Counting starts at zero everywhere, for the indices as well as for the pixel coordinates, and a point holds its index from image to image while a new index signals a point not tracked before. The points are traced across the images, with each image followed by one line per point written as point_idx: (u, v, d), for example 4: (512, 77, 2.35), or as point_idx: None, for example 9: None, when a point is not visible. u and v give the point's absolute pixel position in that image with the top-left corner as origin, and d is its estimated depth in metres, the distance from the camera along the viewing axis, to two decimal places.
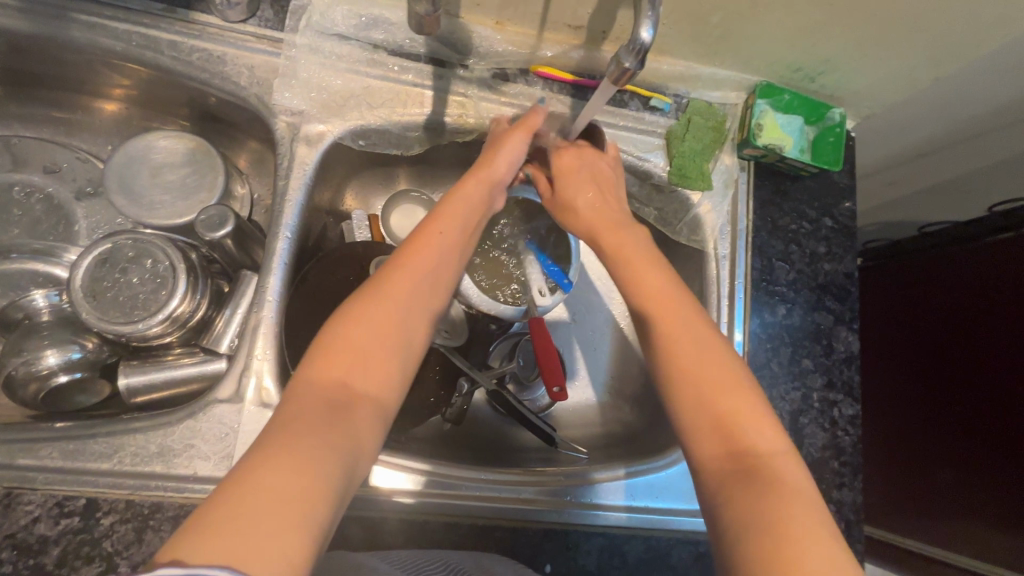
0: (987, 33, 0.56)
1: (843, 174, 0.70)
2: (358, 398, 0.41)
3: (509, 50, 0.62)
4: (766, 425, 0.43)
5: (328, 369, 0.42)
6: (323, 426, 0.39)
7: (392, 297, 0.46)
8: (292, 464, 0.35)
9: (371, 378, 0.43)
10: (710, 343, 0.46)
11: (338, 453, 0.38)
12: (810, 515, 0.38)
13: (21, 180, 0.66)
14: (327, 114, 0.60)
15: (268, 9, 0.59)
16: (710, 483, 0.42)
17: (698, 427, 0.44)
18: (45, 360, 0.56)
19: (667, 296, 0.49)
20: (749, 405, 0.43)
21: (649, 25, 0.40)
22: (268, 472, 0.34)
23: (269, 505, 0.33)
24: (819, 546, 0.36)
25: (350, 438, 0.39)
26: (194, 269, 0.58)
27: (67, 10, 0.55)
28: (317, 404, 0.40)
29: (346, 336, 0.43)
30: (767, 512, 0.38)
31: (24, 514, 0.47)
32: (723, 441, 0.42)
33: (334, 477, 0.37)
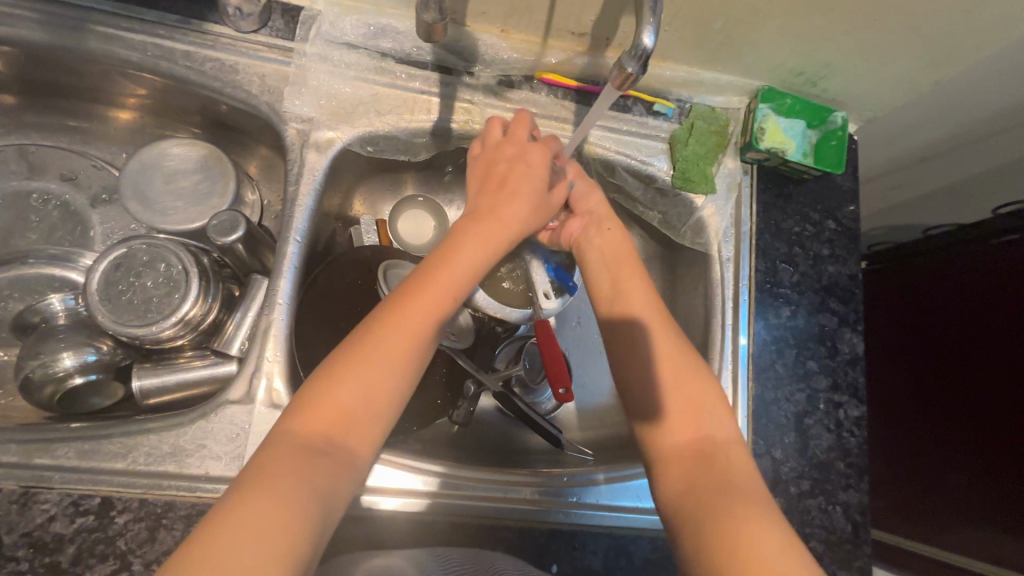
0: (987, 37, 0.57)
1: (846, 178, 0.70)
2: (345, 441, 0.43)
3: (513, 57, 0.64)
4: (724, 424, 0.50)
5: (317, 411, 0.43)
6: (309, 467, 0.40)
7: (387, 343, 0.46)
8: (278, 502, 0.37)
9: (358, 423, 0.44)
10: (684, 356, 0.53)
11: (321, 492, 0.40)
12: (756, 502, 0.43)
13: (38, 188, 0.68)
14: (337, 121, 0.61)
15: (278, 19, 0.61)
16: (671, 472, 0.48)
17: (661, 424, 0.50)
18: (61, 362, 0.57)
19: (647, 309, 0.55)
20: (706, 401, 0.51)
21: (652, 31, 0.41)
22: (253, 510, 0.37)
23: (256, 544, 0.35)
24: (764, 528, 0.41)
25: (332, 479, 0.41)
26: (206, 273, 0.59)
27: (85, 22, 0.57)
28: (306, 445, 0.41)
29: (339, 380, 0.44)
30: (716, 495, 0.44)
31: (40, 513, 0.48)
32: (688, 433, 0.49)
33: (316, 515, 0.39)
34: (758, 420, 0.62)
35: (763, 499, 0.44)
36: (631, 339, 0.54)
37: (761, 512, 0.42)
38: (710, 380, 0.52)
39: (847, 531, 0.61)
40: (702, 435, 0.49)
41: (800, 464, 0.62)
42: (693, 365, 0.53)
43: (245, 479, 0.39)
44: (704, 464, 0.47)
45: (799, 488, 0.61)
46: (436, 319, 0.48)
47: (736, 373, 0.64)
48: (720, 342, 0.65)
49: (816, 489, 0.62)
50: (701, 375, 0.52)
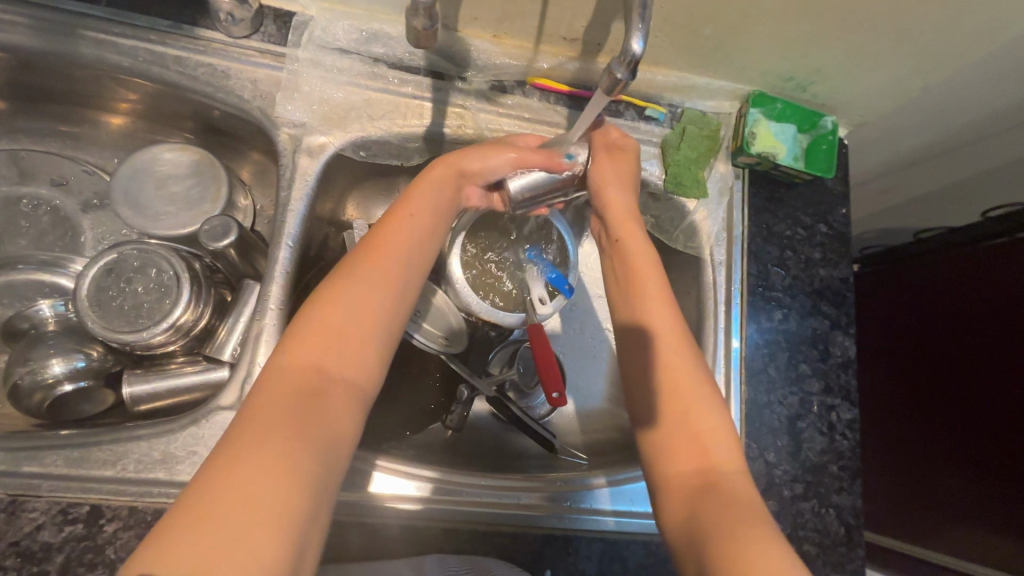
0: (973, 44, 0.57)
1: (837, 182, 0.71)
2: (334, 377, 0.43)
3: (506, 62, 0.64)
4: (727, 444, 0.46)
5: (300, 353, 0.43)
6: (297, 412, 0.40)
7: (363, 280, 0.47)
8: (270, 453, 0.37)
9: (346, 357, 0.44)
10: (690, 366, 0.50)
11: (311, 434, 0.39)
12: (762, 528, 0.40)
13: (28, 193, 0.67)
14: (329, 126, 0.61)
15: (271, 25, 0.61)
16: (672, 494, 0.45)
17: (665, 447, 0.47)
18: (50, 369, 0.56)
19: (660, 317, 0.52)
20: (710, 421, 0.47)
21: (641, 37, 0.41)
22: (247, 460, 0.36)
23: (250, 492, 0.35)
24: (769, 553, 0.38)
25: (326, 420, 0.41)
26: (198, 278, 0.59)
27: (76, 27, 0.56)
28: (290, 388, 0.41)
29: (317, 320, 0.44)
30: (724, 524, 0.40)
31: (28, 522, 0.47)
32: (691, 457, 0.46)
33: (312, 458, 0.38)
34: (751, 423, 0.62)
35: (769, 525, 0.41)
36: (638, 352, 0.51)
37: (770, 537, 0.39)
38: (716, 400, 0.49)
39: (840, 534, 0.61)
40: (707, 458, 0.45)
41: (793, 468, 0.62)
42: (699, 383, 0.49)
43: (239, 431, 0.39)
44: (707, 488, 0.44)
45: (792, 492, 0.61)
46: (414, 253, 0.50)
47: (729, 376, 0.64)
48: (712, 345, 0.65)
49: (809, 492, 0.62)
50: (707, 388, 0.49)
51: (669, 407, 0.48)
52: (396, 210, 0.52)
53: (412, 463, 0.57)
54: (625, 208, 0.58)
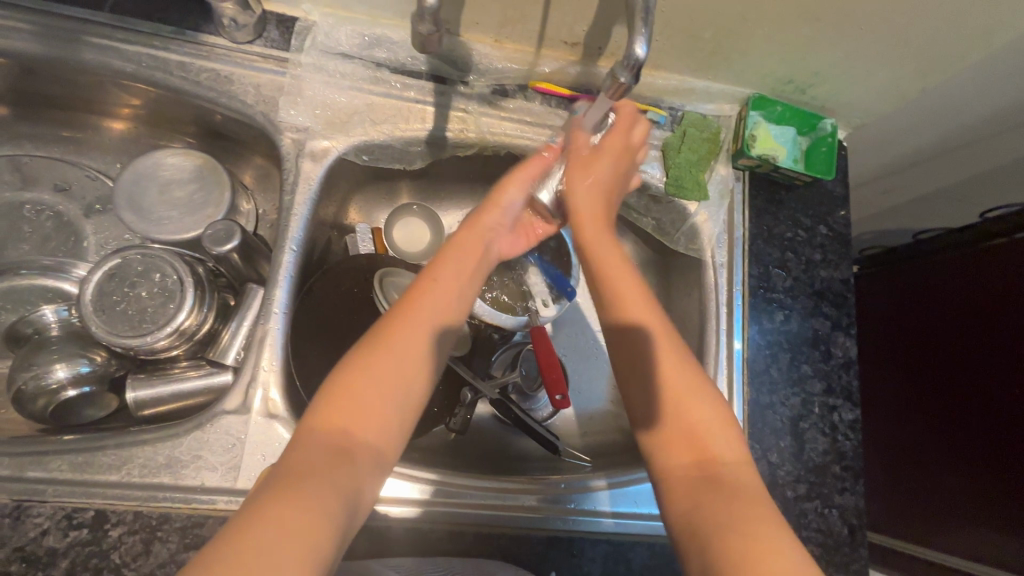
0: (970, 47, 0.58)
1: (836, 184, 0.71)
2: (361, 441, 0.43)
3: (507, 66, 0.64)
4: (727, 439, 0.47)
5: (332, 413, 0.43)
6: (329, 471, 0.40)
7: (399, 339, 0.47)
8: (304, 505, 0.36)
9: (373, 420, 0.44)
10: (683, 361, 0.50)
11: (340, 494, 0.39)
12: (767, 525, 0.40)
13: (31, 199, 0.67)
14: (332, 130, 0.62)
15: (273, 30, 0.61)
16: (672, 490, 0.46)
17: (664, 444, 0.48)
18: (54, 373, 0.57)
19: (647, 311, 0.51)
20: (707, 418, 0.48)
21: (643, 42, 0.42)
22: (280, 515, 0.35)
23: (282, 546, 0.34)
24: (773, 548, 0.38)
25: (353, 482, 0.40)
26: (201, 282, 0.59)
27: (79, 33, 0.57)
28: (322, 447, 0.41)
29: (349, 380, 0.44)
30: (726, 519, 0.41)
31: (33, 527, 0.47)
32: (690, 453, 0.46)
33: (338, 517, 0.38)
34: (754, 424, 0.63)
35: (774, 519, 0.41)
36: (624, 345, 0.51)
37: (774, 535, 0.40)
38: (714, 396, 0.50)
39: (843, 534, 0.62)
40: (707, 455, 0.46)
41: (796, 468, 0.62)
42: (695, 378, 0.50)
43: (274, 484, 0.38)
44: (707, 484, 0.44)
45: (795, 492, 0.62)
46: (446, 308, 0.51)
47: (732, 377, 0.64)
48: (714, 347, 0.65)
49: (812, 493, 0.62)
50: (702, 383, 0.50)
51: (664, 402, 0.49)
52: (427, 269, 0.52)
53: (416, 467, 0.58)
54: (593, 204, 0.55)
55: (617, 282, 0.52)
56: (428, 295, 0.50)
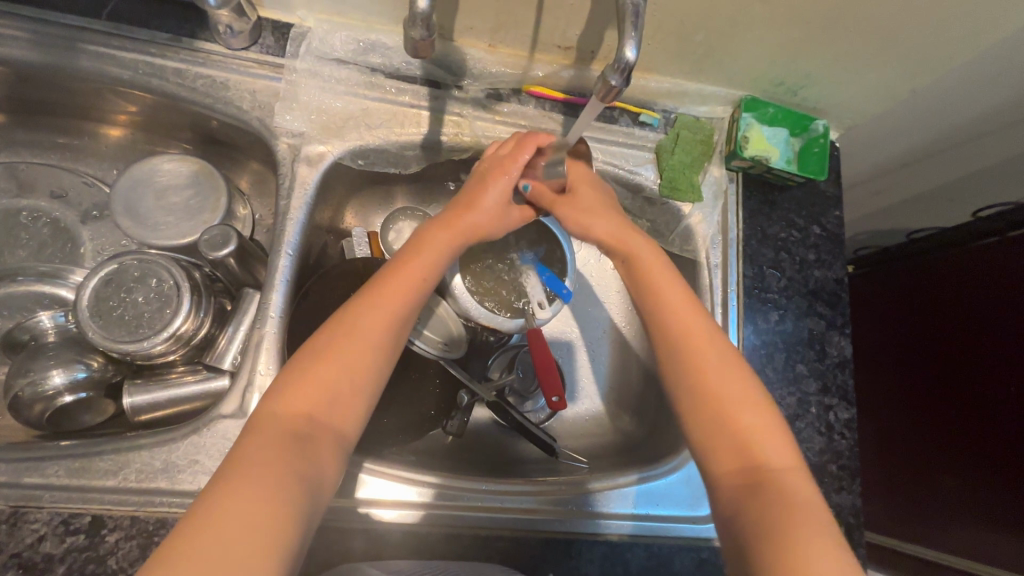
0: (957, 48, 0.58)
1: (829, 184, 0.72)
2: (323, 427, 0.43)
3: (501, 70, 0.65)
4: (771, 435, 0.45)
5: (293, 400, 0.43)
6: (289, 457, 0.40)
7: (360, 325, 0.47)
8: (265, 494, 0.37)
9: (335, 407, 0.44)
10: (727, 359, 0.49)
11: (300, 481, 0.39)
12: (818, 527, 0.39)
13: (28, 206, 0.68)
14: (327, 135, 0.62)
15: (269, 37, 0.62)
16: (722, 493, 0.44)
17: (711, 446, 0.46)
18: (50, 380, 0.56)
19: (676, 311, 0.51)
20: (747, 416, 0.46)
21: (633, 44, 0.42)
22: (241, 499, 0.36)
23: (240, 533, 0.35)
24: (824, 551, 0.37)
25: (313, 468, 0.41)
26: (198, 287, 0.59)
27: (75, 41, 0.57)
28: (282, 432, 0.41)
29: (316, 366, 0.45)
30: (774, 520, 0.39)
31: (29, 533, 0.47)
32: (733, 457, 0.44)
33: (300, 503, 0.38)
34: None
35: (824, 516, 0.40)
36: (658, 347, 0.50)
37: (817, 534, 0.39)
38: (755, 392, 0.47)
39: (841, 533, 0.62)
40: (750, 456, 0.44)
41: None
42: (731, 372, 0.48)
43: (236, 465, 0.39)
44: (754, 483, 0.42)
45: None
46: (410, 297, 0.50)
47: None
48: None
49: None
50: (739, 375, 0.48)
51: (700, 403, 0.47)
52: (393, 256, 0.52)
53: (416, 470, 0.58)
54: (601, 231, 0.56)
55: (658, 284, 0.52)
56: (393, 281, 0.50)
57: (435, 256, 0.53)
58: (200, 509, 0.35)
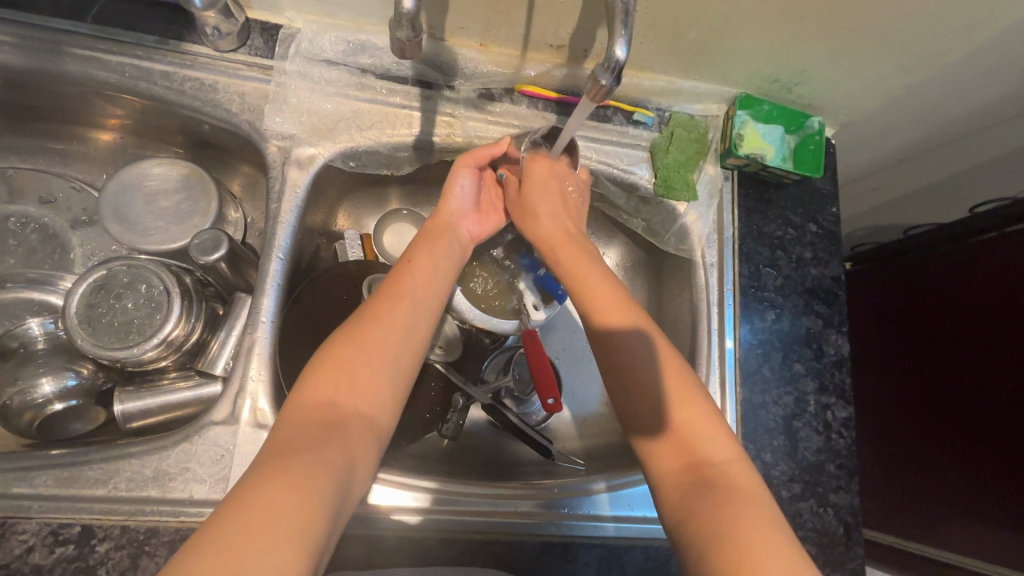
0: (952, 44, 0.58)
1: (826, 181, 0.71)
2: (352, 415, 0.43)
3: (493, 70, 0.64)
4: (721, 435, 0.46)
5: (318, 391, 0.43)
6: (316, 447, 0.39)
7: (381, 319, 0.48)
8: (293, 482, 0.36)
9: (358, 396, 0.44)
10: (680, 365, 0.50)
11: (331, 467, 0.39)
12: (766, 524, 0.40)
13: (16, 212, 0.66)
14: (318, 137, 0.61)
15: (258, 38, 0.61)
16: (668, 492, 0.45)
17: (656, 453, 0.47)
18: (39, 389, 0.56)
19: (617, 312, 0.53)
20: (701, 418, 0.47)
21: (624, 43, 0.41)
22: (267, 491, 0.35)
23: (271, 519, 0.33)
24: (776, 550, 0.38)
25: (343, 456, 0.40)
26: (188, 292, 0.59)
27: (62, 45, 0.56)
28: (309, 423, 0.41)
29: (337, 358, 0.45)
30: (723, 518, 0.40)
31: (18, 544, 0.46)
32: (684, 458, 0.45)
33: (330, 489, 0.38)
34: (747, 425, 0.63)
35: (772, 515, 0.41)
36: (620, 354, 0.51)
37: (770, 534, 0.39)
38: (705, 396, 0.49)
39: (839, 533, 0.61)
40: (702, 458, 0.45)
41: (790, 468, 0.62)
42: (681, 375, 0.50)
43: (266, 459, 0.38)
44: (704, 485, 0.43)
45: (790, 492, 0.61)
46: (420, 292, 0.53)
47: (723, 378, 0.64)
48: (705, 347, 0.65)
49: (807, 492, 0.62)
50: (690, 384, 0.49)
51: (659, 410, 0.48)
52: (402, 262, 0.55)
53: (413, 475, 0.57)
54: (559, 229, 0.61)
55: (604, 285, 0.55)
56: (407, 282, 0.52)
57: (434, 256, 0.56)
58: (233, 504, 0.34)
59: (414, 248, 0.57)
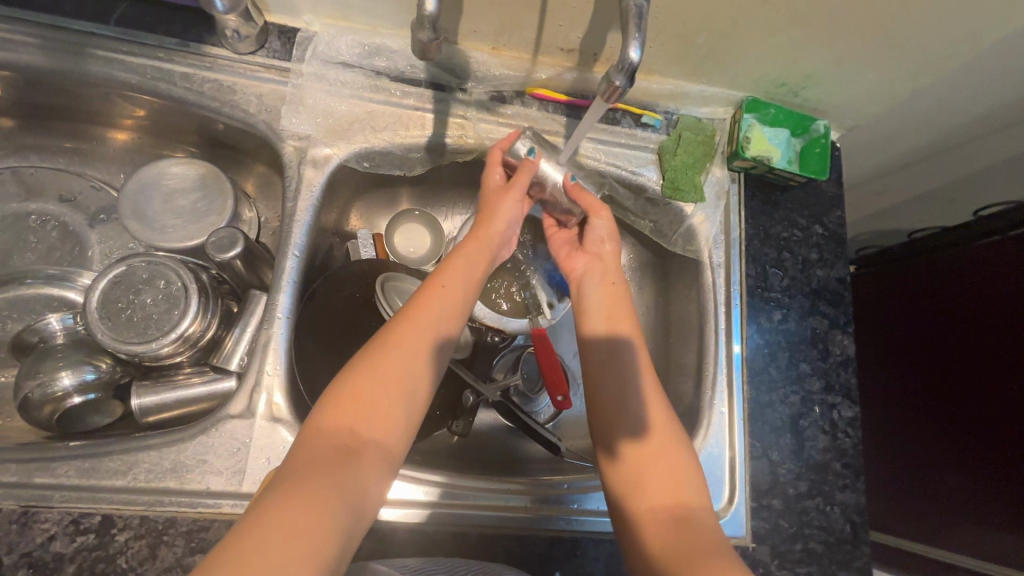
0: (956, 50, 0.59)
1: (831, 184, 0.72)
2: (366, 442, 0.43)
3: (505, 73, 0.66)
4: (695, 476, 0.50)
5: (335, 417, 0.43)
6: (330, 473, 0.40)
7: (403, 344, 0.48)
8: (307, 505, 0.37)
9: (375, 426, 0.44)
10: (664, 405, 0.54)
11: (345, 493, 0.39)
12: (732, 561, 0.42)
13: (37, 209, 0.68)
14: (333, 137, 0.63)
15: (275, 41, 0.63)
16: (643, 524, 0.47)
17: (642, 475, 0.50)
18: (60, 381, 0.57)
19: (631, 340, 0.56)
20: (677, 455, 0.50)
21: (637, 45, 0.43)
22: (284, 510, 0.36)
23: (289, 542, 0.34)
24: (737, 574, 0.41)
25: (356, 483, 0.40)
26: (205, 289, 0.60)
27: (85, 47, 0.58)
28: (326, 449, 0.41)
29: (355, 384, 0.45)
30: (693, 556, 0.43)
31: (40, 533, 0.47)
32: (663, 491, 0.48)
33: (343, 516, 0.38)
34: (754, 423, 0.63)
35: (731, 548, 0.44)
36: (613, 379, 0.54)
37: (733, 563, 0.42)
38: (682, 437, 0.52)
39: (845, 531, 0.62)
40: (680, 496, 0.48)
41: (797, 466, 0.63)
42: (668, 416, 0.53)
43: (281, 480, 0.39)
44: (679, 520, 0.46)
45: (797, 490, 0.62)
46: (444, 317, 0.51)
47: (730, 377, 0.65)
48: (713, 348, 0.66)
49: (814, 490, 0.62)
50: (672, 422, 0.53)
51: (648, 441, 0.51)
52: (430, 281, 0.53)
53: (424, 470, 0.58)
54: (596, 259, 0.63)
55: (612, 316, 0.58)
56: (435, 302, 0.51)
57: (463, 275, 0.55)
58: (257, 520, 0.35)
59: (442, 267, 0.55)
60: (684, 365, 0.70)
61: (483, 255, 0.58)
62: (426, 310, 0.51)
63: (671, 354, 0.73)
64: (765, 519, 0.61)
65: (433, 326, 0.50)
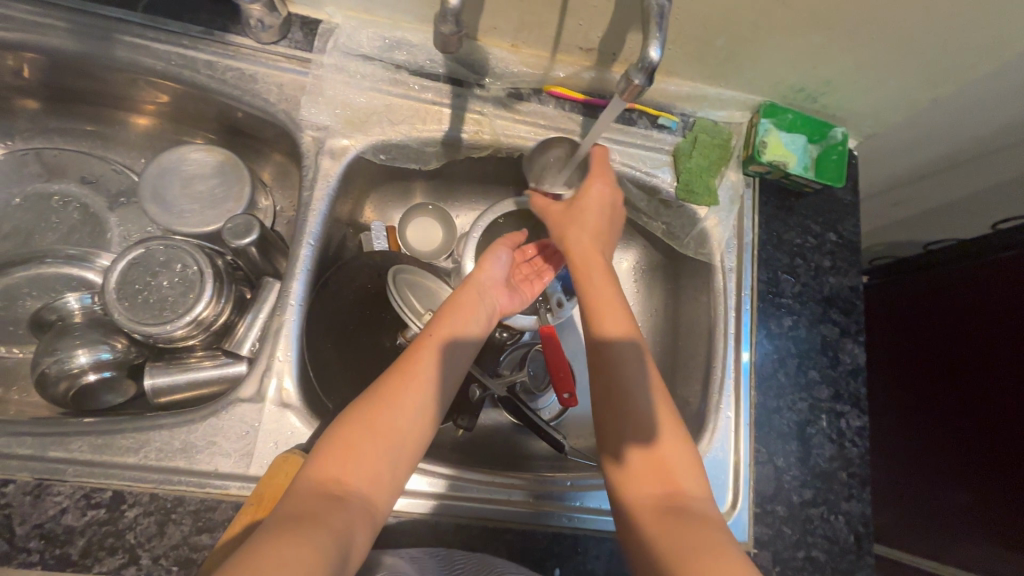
0: (980, 60, 0.58)
1: (847, 192, 0.72)
2: (354, 492, 0.44)
3: (523, 70, 0.66)
4: (696, 475, 0.50)
5: (326, 466, 0.44)
6: (318, 517, 0.40)
7: (396, 396, 0.49)
8: (294, 540, 0.37)
9: (364, 472, 0.45)
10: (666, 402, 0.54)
11: (334, 536, 0.40)
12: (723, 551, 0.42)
13: (58, 190, 0.70)
14: (351, 129, 0.63)
15: (298, 32, 0.63)
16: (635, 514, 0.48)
17: (636, 475, 0.50)
18: (76, 358, 0.58)
19: (615, 321, 0.56)
20: (676, 453, 0.50)
21: (658, 45, 0.43)
22: (274, 545, 0.36)
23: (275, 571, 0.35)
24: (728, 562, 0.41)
25: (343, 527, 0.41)
26: (220, 274, 0.61)
27: (112, 32, 0.59)
28: (314, 496, 0.42)
29: (348, 435, 0.46)
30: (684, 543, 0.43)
31: (52, 505, 0.48)
32: (658, 485, 0.49)
33: (332, 555, 0.38)
34: (760, 429, 0.63)
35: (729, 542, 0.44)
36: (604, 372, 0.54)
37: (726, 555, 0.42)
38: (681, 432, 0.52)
39: (850, 541, 0.61)
40: (676, 489, 0.48)
41: (802, 474, 0.62)
42: (669, 412, 0.53)
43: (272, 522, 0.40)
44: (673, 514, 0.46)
45: (801, 497, 0.62)
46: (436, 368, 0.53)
47: (738, 383, 0.65)
48: (722, 354, 0.66)
49: (819, 498, 0.62)
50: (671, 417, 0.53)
51: (644, 436, 0.51)
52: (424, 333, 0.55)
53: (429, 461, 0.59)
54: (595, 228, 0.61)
55: (604, 306, 0.57)
56: (427, 354, 0.53)
57: (456, 326, 0.56)
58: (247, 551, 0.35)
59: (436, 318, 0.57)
60: (691, 369, 0.70)
61: (477, 307, 0.59)
62: (419, 362, 0.52)
63: (679, 357, 0.73)
64: (768, 525, 0.60)
65: (425, 377, 0.52)
